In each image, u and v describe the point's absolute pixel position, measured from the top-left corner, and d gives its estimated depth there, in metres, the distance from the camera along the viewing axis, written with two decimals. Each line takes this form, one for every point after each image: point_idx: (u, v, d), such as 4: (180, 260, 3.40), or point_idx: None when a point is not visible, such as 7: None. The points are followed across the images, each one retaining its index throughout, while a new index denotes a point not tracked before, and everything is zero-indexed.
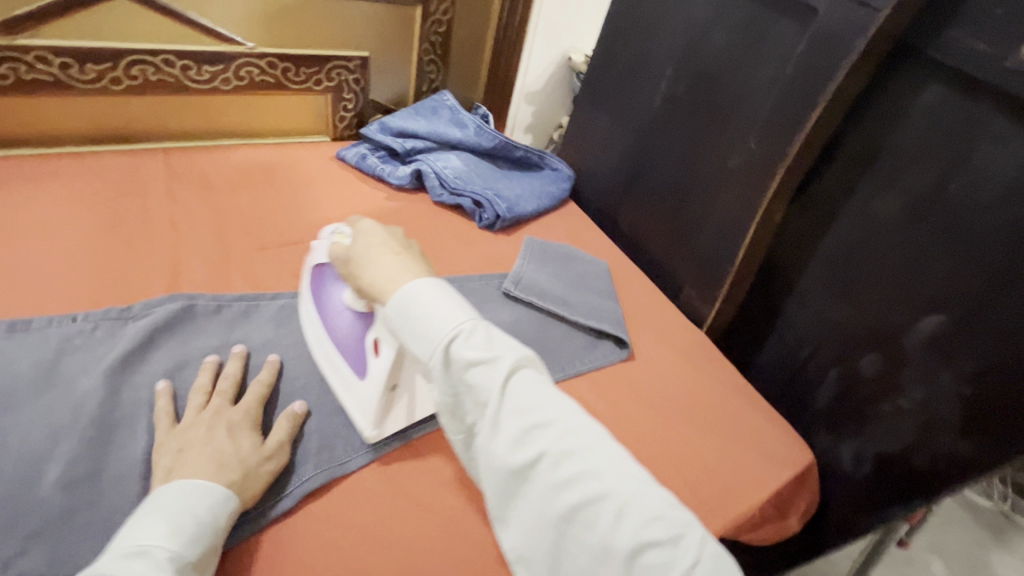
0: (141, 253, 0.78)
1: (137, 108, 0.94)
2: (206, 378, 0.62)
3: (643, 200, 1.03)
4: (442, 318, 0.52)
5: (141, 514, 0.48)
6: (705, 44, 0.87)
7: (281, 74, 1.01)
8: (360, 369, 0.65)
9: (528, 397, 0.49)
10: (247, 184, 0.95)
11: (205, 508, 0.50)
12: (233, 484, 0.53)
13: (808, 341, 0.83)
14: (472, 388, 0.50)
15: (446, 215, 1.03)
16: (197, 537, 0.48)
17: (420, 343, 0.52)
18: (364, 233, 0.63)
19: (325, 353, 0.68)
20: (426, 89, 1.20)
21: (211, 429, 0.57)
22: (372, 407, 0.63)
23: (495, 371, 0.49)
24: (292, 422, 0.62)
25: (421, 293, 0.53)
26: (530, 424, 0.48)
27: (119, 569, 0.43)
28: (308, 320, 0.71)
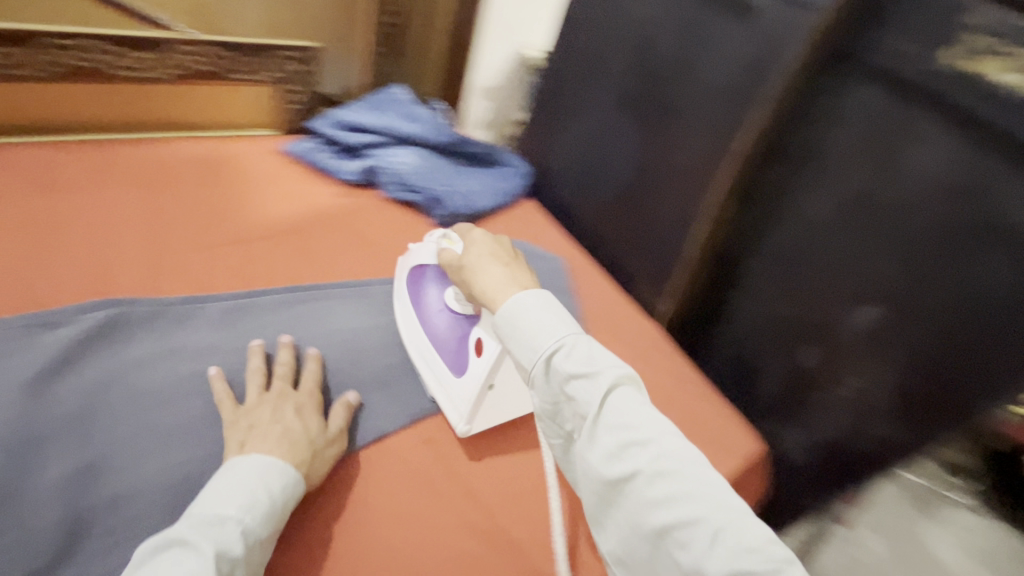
0: (63, 254, 0.73)
1: (58, 98, 0.87)
2: (259, 362, 0.65)
3: (599, 197, 1.04)
4: (546, 330, 0.52)
5: (218, 484, 0.52)
6: (656, 42, 0.88)
7: (221, 63, 0.95)
8: (458, 367, 0.69)
9: (627, 415, 0.48)
10: (185, 180, 0.90)
11: (277, 486, 0.53)
12: (301, 465, 0.57)
13: (755, 335, 0.85)
14: (572, 400, 0.50)
15: (399, 212, 1.01)
16: (267, 516, 0.51)
17: (525, 352, 0.53)
18: (474, 243, 0.66)
19: (424, 352, 0.73)
20: (378, 82, 1.17)
21: (276, 410, 0.60)
22: (468, 403, 0.66)
23: (597, 387, 0.49)
24: (346, 411, 0.66)
25: (527, 304, 0.54)
26: (627, 440, 0.47)
27: (198, 534, 0.47)
28: (404, 322, 0.76)
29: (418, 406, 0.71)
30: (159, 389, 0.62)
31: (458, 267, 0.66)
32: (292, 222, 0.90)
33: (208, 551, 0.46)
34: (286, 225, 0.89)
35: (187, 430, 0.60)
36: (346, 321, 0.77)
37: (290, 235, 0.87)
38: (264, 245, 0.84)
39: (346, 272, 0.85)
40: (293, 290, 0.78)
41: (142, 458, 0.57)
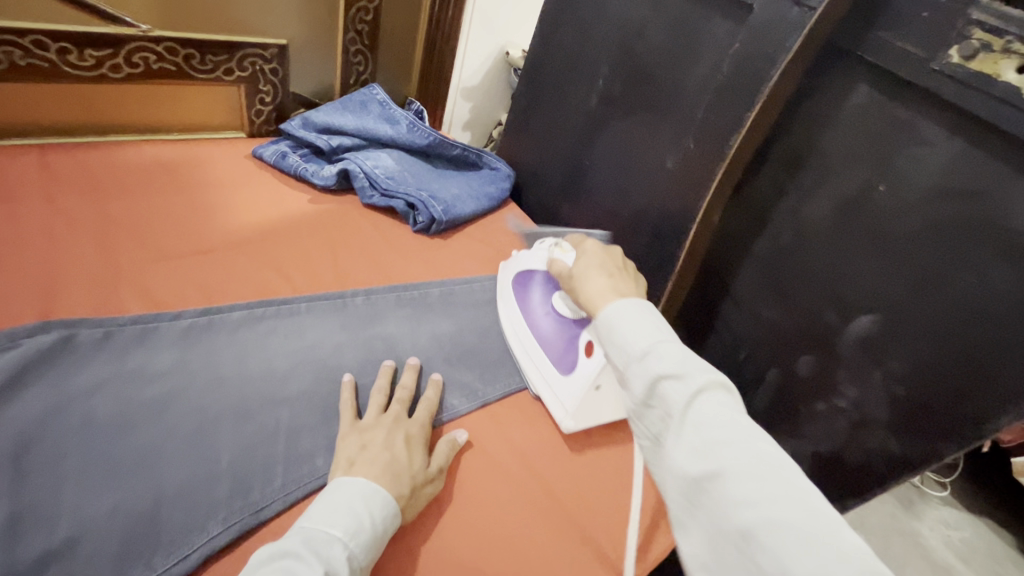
0: (7, 270, 0.66)
1: (4, 99, 0.80)
2: (385, 382, 0.66)
3: (585, 201, 1.00)
4: (643, 333, 0.52)
5: (330, 503, 0.51)
6: (641, 41, 0.84)
7: (185, 61, 0.89)
8: (565, 366, 0.72)
9: (719, 414, 0.46)
10: (146, 187, 0.84)
11: (377, 516, 0.51)
12: (400, 501, 0.54)
13: (746, 343, 0.83)
14: (661, 398, 0.48)
15: (378, 218, 0.96)
16: (369, 544, 0.50)
17: (619, 353, 0.53)
18: (583, 253, 0.68)
19: (531, 351, 0.76)
20: (354, 81, 1.12)
21: (390, 436, 0.59)
22: (573, 401, 0.69)
23: (687, 385, 0.47)
24: (451, 448, 0.63)
25: (625, 308, 0.55)
26: (715, 437, 0.45)
27: (309, 551, 0.46)
28: (510, 322, 0.81)
29: None
30: (112, 419, 0.56)
31: (566, 275, 0.68)
32: (262, 231, 0.84)
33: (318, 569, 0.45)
34: (256, 234, 0.83)
35: (142, 464, 0.54)
36: (321, 336, 0.72)
37: (260, 245, 0.82)
38: (231, 257, 0.79)
39: (321, 283, 0.80)
40: (263, 304, 0.73)
41: (92, 498, 0.51)
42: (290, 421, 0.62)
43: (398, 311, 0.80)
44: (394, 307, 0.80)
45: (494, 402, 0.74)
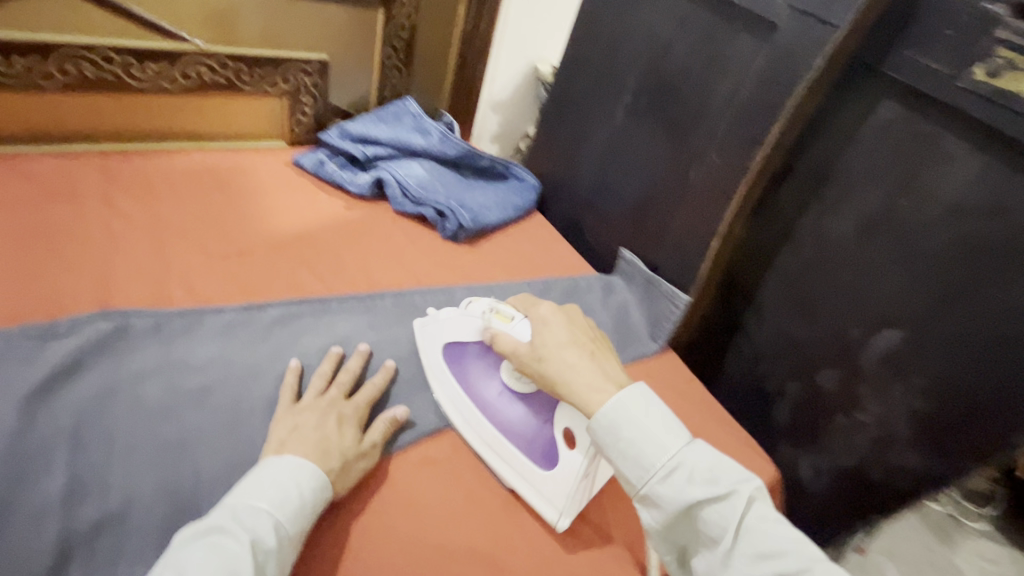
0: (70, 263, 0.72)
1: (71, 108, 0.87)
2: (328, 366, 0.67)
3: (608, 213, 1.02)
4: (656, 446, 0.54)
5: (253, 479, 0.53)
6: (666, 59, 0.87)
7: (234, 75, 0.96)
8: (544, 456, 0.66)
9: (754, 523, 0.51)
10: (193, 191, 0.90)
11: (307, 489, 0.54)
12: (331, 473, 0.57)
13: (766, 357, 0.83)
14: (698, 520, 0.52)
15: (408, 225, 1.00)
16: (298, 514, 0.52)
17: (635, 474, 0.55)
18: (544, 330, 0.67)
19: (494, 441, 0.68)
20: (390, 94, 1.16)
21: (323, 418, 0.61)
22: (570, 497, 0.62)
23: (722, 497, 0.52)
24: (389, 426, 0.65)
25: (628, 419, 0.56)
26: (763, 551, 0.50)
27: (238, 523, 0.49)
28: (452, 408, 0.70)
29: (425, 424, 0.69)
30: (160, 404, 0.60)
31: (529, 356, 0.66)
32: (300, 234, 0.89)
33: (244, 539, 0.47)
34: (294, 237, 0.88)
35: (183, 448, 0.58)
36: (352, 335, 0.75)
37: (297, 247, 0.87)
38: (271, 259, 0.83)
39: (353, 285, 0.84)
40: (298, 303, 0.77)
41: (140, 475, 0.55)
42: None
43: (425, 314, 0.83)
44: (421, 310, 0.84)
45: None
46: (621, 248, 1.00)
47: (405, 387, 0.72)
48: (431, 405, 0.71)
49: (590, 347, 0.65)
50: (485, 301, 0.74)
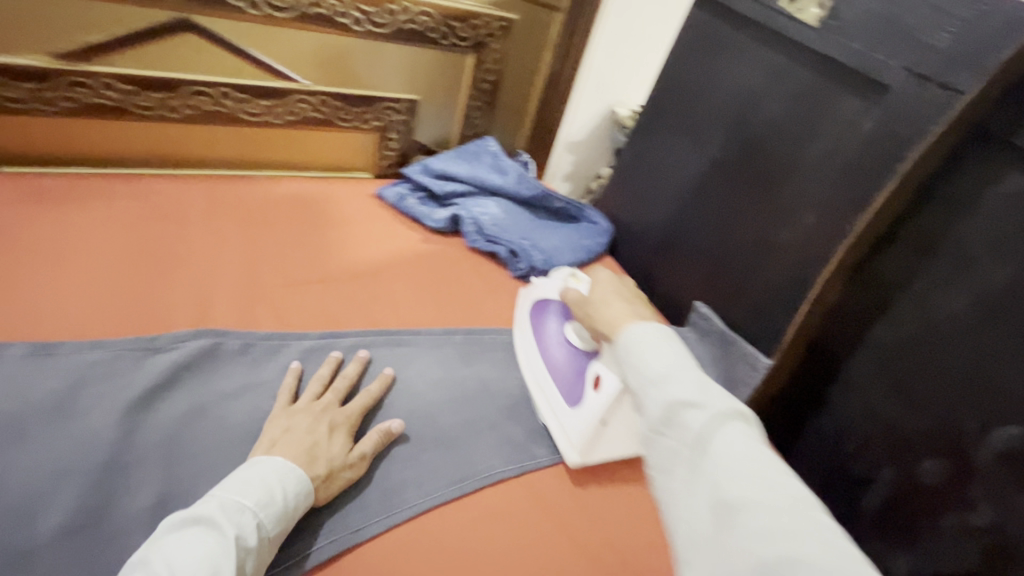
0: (175, 280, 0.78)
1: (190, 138, 0.96)
2: (325, 369, 0.69)
3: (683, 264, 1.00)
4: (656, 358, 0.51)
5: (237, 473, 0.53)
6: (758, 114, 0.84)
7: (332, 111, 1.02)
8: (572, 400, 0.72)
9: (742, 449, 0.43)
10: (285, 218, 0.95)
11: (293, 495, 0.54)
12: (314, 480, 0.57)
13: (856, 435, 0.77)
14: (682, 429, 0.45)
15: (480, 261, 1.01)
16: (279, 518, 0.52)
17: (635, 376, 0.51)
18: (597, 283, 0.68)
19: (540, 380, 0.76)
20: (471, 133, 1.20)
21: (314, 423, 0.61)
22: (582, 436, 0.68)
23: (707, 414, 0.45)
24: (382, 437, 0.64)
25: (644, 334, 0.53)
26: (734, 474, 0.42)
27: (223, 518, 0.49)
28: (522, 349, 0.81)
29: (488, 472, 0.67)
30: (242, 425, 0.63)
31: (581, 304, 0.67)
32: (378, 266, 0.92)
33: (229, 534, 0.48)
34: (372, 268, 0.91)
35: None
36: (421, 370, 0.76)
37: (376, 278, 0.90)
38: (350, 288, 0.86)
39: (424, 319, 0.86)
40: (373, 334, 0.79)
41: None
42: (386, 452, 0.66)
43: (493, 354, 0.83)
44: (488, 351, 0.84)
45: None
46: (696, 300, 0.97)
47: (470, 429, 0.71)
48: (494, 451, 0.70)
49: (626, 296, 0.65)
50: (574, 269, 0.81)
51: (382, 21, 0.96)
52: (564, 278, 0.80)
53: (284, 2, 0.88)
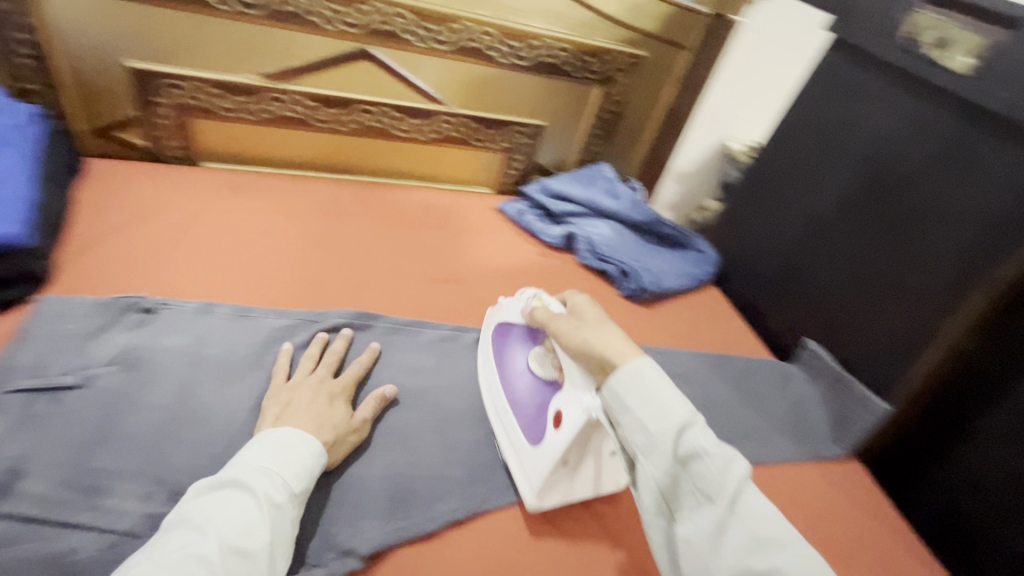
0: (337, 267, 0.91)
1: (351, 148, 1.11)
2: (317, 347, 0.72)
3: (797, 300, 1.01)
4: (665, 407, 0.54)
5: (255, 443, 0.55)
6: (895, 157, 0.86)
7: (469, 132, 1.14)
8: (533, 437, 0.66)
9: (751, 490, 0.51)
10: (423, 222, 1.07)
11: (310, 456, 0.56)
12: (325, 445, 0.59)
13: (985, 485, 0.78)
14: (700, 479, 0.51)
15: (590, 278, 1.08)
16: (302, 477, 0.54)
17: (642, 423, 0.54)
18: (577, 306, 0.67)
19: (501, 413, 0.71)
20: (587, 158, 1.29)
21: (315, 394, 0.64)
22: (541, 476, 0.62)
23: (729, 470, 0.51)
24: (378, 403, 0.68)
25: (647, 375, 0.56)
26: (761, 538, 0.48)
27: (248, 479, 0.51)
28: (485, 377, 0.76)
29: None
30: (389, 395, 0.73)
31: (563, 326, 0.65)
32: (499, 272, 1.01)
33: (259, 495, 0.50)
34: (494, 274, 1.00)
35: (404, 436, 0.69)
36: None
37: (498, 283, 0.99)
38: (476, 289, 0.96)
39: None
40: None
41: (373, 454, 0.65)
42: None
43: None
44: None
45: None
46: (806, 338, 0.99)
47: None
48: None
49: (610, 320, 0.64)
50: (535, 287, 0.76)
51: (524, 54, 1.07)
52: (527, 296, 0.76)
53: (446, 37, 1.01)
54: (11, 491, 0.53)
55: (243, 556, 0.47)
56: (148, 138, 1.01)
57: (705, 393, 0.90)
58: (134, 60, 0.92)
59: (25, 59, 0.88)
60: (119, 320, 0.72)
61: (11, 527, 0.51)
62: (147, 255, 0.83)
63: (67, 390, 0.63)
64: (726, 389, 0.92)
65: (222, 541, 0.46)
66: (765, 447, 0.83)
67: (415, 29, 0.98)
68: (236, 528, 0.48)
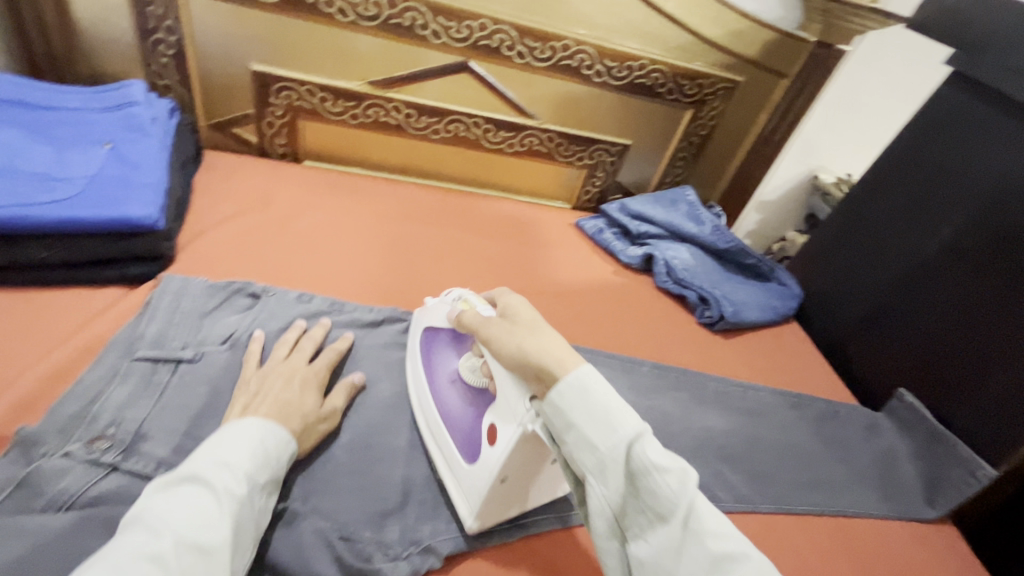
0: (423, 269, 0.94)
1: (440, 156, 1.15)
2: (294, 335, 0.70)
3: (891, 346, 0.96)
4: (610, 421, 0.50)
5: (218, 435, 0.52)
6: (1018, 202, 0.80)
7: (555, 148, 1.16)
8: (471, 452, 0.61)
9: (705, 502, 0.47)
10: (505, 232, 1.09)
11: (272, 445, 0.53)
12: (293, 433, 0.57)
13: None
14: (651, 496, 0.47)
15: (666, 302, 1.06)
16: (265, 468, 0.52)
17: (588, 442, 0.49)
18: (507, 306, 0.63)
19: (433, 426, 0.66)
20: (670, 180, 1.27)
21: (287, 380, 0.62)
22: (479, 497, 0.57)
23: (683, 485, 0.47)
24: (348, 391, 0.67)
25: (591, 388, 0.51)
26: (717, 554, 0.44)
27: (207, 473, 0.48)
28: (413, 389, 0.70)
29: None
30: None
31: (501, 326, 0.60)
32: (578, 288, 1.01)
33: (219, 489, 0.47)
34: (572, 289, 1.00)
35: None
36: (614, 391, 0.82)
37: (574, 298, 0.99)
38: (553, 303, 0.96)
39: (615, 346, 0.93)
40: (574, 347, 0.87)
41: None
42: None
43: (678, 392, 0.87)
44: (673, 386, 0.88)
45: (764, 515, 0.73)
46: (900, 387, 0.93)
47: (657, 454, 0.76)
48: None
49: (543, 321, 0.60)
50: (461, 288, 0.72)
51: (619, 75, 1.07)
52: (453, 298, 0.72)
53: (545, 54, 1.03)
54: (132, 450, 0.58)
55: (203, 554, 0.43)
56: (259, 135, 1.08)
57: (783, 433, 0.86)
58: (257, 63, 0.99)
59: (166, 59, 0.97)
60: (228, 303, 0.77)
61: (132, 485, 0.55)
62: (253, 244, 0.89)
63: (181, 363, 0.67)
64: (808, 433, 0.88)
65: (178, 540, 0.43)
66: (850, 499, 0.79)
67: (517, 46, 1.01)
68: (193, 524, 0.44)
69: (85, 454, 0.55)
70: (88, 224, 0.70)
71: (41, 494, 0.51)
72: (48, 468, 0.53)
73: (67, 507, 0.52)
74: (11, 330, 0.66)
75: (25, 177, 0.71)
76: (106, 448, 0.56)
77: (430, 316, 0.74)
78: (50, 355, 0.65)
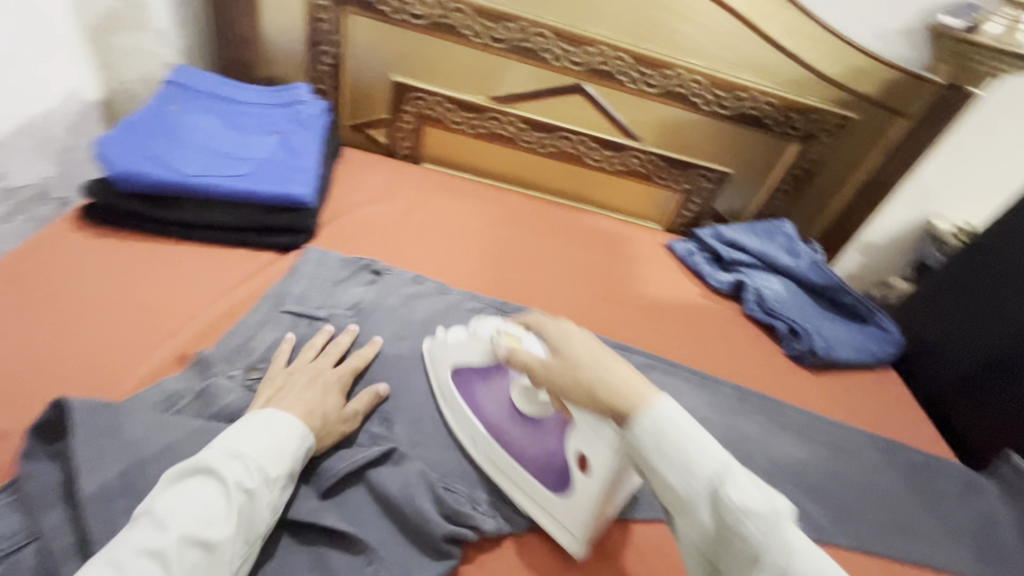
0: (524, 267, 1.03)
1: (544, 169, 1.23)
2: (321, 339, 0.73)
3: (1000, 405, 0.90)
4: (688, 464, 0.48)
5: (238, 428, 0.55)
6: None
7: (654, 170, 1.21)
8: (558, 482, 0.62)
9: (796, 539, 0.45)
10: (598, 245, 1.14)
11: (290, 440, 0.56)
12: (312, 432, 0.59)
13: None
14: (739, 536, 0.45)
15: (752, 330, 1.06)
16: (280, 462, 0.54)
17: (671, 484, 0.48)
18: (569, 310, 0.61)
19: (499, 461, 0.65)
20: (767, 213, 1.27)
21: (312, 381, 0.65)
22: (583, 524, 0.59)
23: (769, 522, 0.44)
24: (370, 398, 0.68)
25: (666, 430, 0.49)
26: None
27: (219, 467, 0.50)
28: (455, 427, 0.69)
29: None
30: None
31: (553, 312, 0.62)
32: (664, 304, 1.04)
33: (228, 485, 0.50)
34: (659, 305, 1.04)
35: None
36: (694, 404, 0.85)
37: (661, 314, 1.02)
38: (640, 316, 1.00)
39: (695, 361, 0.95)
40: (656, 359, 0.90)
41: None
42: None
43: (757, 416, 0.87)
44: (754, 410, 0.88)
45: (839, 549, 0.72)
46: (1008, 448, 0.88)
47: None
48: None
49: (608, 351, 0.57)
50: (495, 321, 0.70)
51: (727, 104, 1.11)
52: (487, 333, 0.70)
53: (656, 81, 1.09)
54: None
55: (205, 548, 0.47)
56: (389, 138, 1.22)
57: (869, 477, 0.83)
58: (397, 75, 1.13)
59: (326, 67, 1.14)
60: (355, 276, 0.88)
61: None
62: (377, 230, 1.01)
63: (315, 320, 0.78)
64: (899, 481, 0.84)
65: (183, 535, 0.46)
66: (939, 552, 0.75)
67: (630, 72, 1.08)
68: (200, 519, 0.47)
69: (243, 379, 0.67)
70: (259, 196, 0.85)
71: (212, 404, 0.63)
72: (218, 384, 0.65)
73: (230, 417, 0.63)
74: (191, 275, 0.81)
75: (216, 155, 0.88)
76: (257, 376, 0.68)
77: (455, 353, 0.71)
78: (219, 299, 0.79)
